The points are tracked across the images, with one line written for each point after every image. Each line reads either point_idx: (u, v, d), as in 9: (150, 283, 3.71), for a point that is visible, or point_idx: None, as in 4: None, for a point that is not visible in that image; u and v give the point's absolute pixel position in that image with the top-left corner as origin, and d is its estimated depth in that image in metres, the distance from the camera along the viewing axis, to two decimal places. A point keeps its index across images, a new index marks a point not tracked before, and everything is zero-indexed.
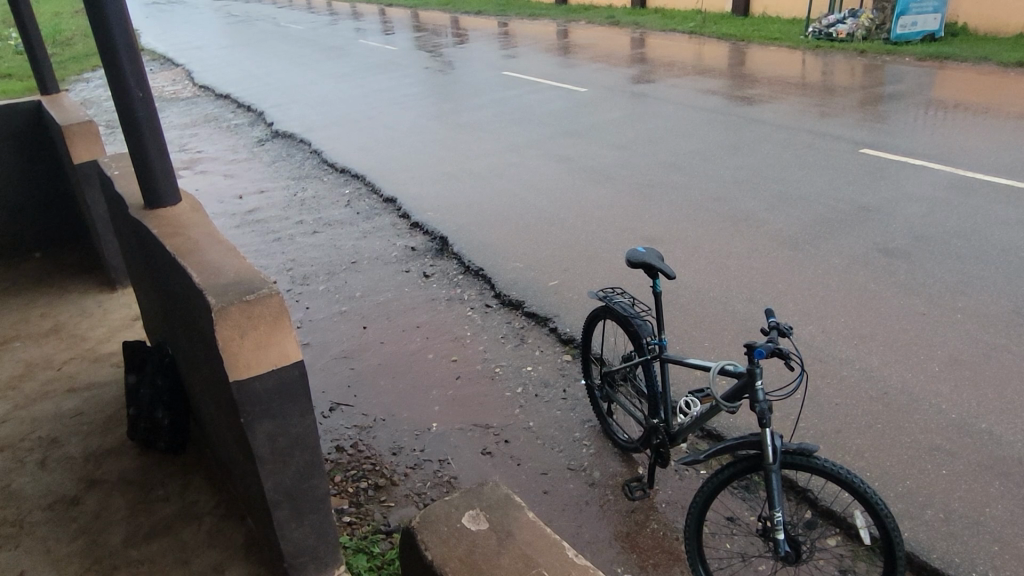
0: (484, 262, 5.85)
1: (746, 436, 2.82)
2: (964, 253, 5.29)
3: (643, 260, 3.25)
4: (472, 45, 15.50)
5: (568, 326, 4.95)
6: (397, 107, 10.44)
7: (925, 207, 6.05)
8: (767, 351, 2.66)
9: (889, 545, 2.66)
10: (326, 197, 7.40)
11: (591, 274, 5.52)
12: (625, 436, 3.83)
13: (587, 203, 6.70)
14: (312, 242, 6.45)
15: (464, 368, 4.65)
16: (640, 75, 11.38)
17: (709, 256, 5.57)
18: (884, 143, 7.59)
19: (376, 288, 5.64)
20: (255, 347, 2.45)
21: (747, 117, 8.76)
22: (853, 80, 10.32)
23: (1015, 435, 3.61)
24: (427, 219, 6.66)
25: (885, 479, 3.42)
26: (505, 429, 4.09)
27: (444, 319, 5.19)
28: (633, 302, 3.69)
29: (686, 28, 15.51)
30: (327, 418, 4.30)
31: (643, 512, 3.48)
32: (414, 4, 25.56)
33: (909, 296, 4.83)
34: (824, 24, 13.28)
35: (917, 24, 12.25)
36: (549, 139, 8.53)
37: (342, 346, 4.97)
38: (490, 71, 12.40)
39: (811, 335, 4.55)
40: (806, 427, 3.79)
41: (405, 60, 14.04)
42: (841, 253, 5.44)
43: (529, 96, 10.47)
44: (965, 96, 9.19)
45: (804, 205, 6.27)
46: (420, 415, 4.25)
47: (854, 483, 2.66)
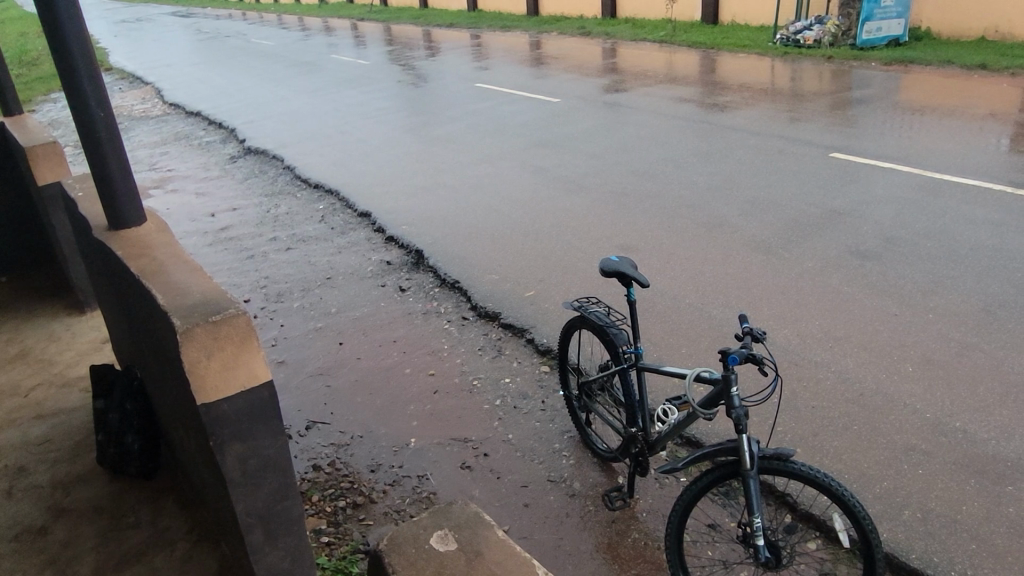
0: (460, 275, 5.82)
1: (724, 442, 2.83)
2: (932, 253, 5.37)
3: (616, 268, 3.25)
4: (445, 58, 15.54)
5: (545, 336, 4.94)
6: (370, 122, 10.39)
7: (894, 208, 6.14)
8: (740, 357, 2.66)
9: (868, 547, 2.67)
10: (299, 213, 7.34)
11: (567, 284, 5.52)
12: (604, 446, 3.82)
13: (562, 214, 6.70)
14: (286, 259, 6.38)
15: (442, 382, 4.61)
16: (613, 85, 11.46)
17: (684, 263, 5.59)
18: (853, 146, 7.69)
19: (351, 303, 5.59)
20: (221, 369, 2.41)
21: (718, 124, 8.84)
22: (821, 85, 10.47)
23: (989, 433, 3.65)
24: (401, 232, 6.62)
25: (862, 481, 3.44)
26: (484, 443, 4.06)
27: (420, 333, 5.15)
28: (608, 311, 3.69)
29: (657, 38, 15.67)
30: (303, 436, 4.24)
31: (624, 522, 3.46)
32: (386, 18, 25.57)
33: (882, 298, 4.88)
34: (790, 32, 13.48)
35: (881, 30, 12.46)
36: (523, 150, 8.54)
37: (318, 363, 4.91)
38: (463, 83, 12.42)
39: (786, 339, 4.57)
40: (783, 431, 3.80)
41: (378, 74, 14.02)
42: (815, 257, 5.49)
43: (502, 108, 10.49)
44: (930, 98, 9.36)
45: (776, 210, 6.33)
46: (398, 431, 4.21)
47: (831, 485, 2.67)
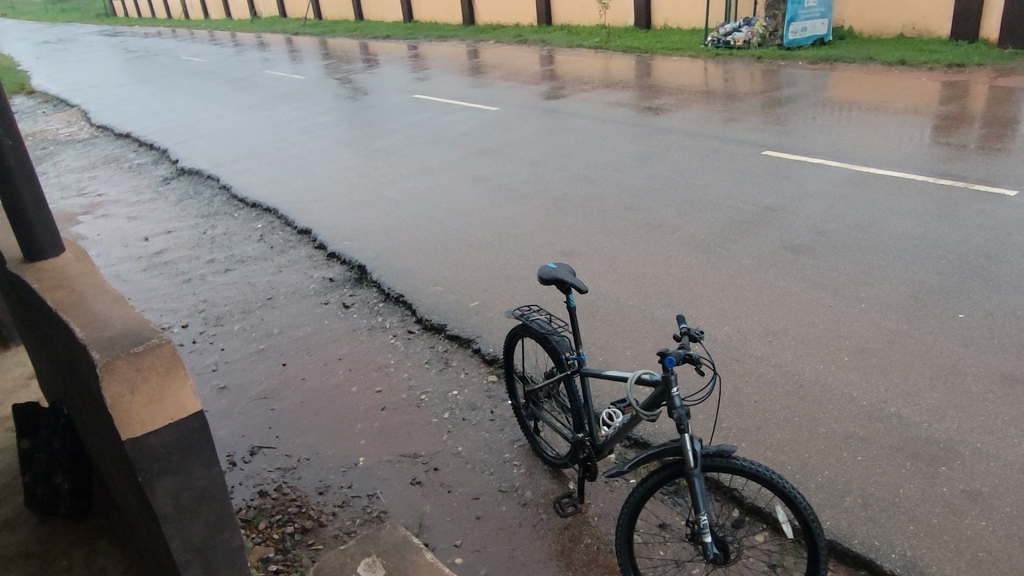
0: (404, 288, 5.77)
1: (668, 443, 2.86)
2: (863, 244, 5.54)
3: (555, 275, 3.26)
4: (383, 69, 15.45)
5: (491, 346, 4.93)
6: (307, 137, 10.25)
7: (825, 203, 6.32)
8: (677, 358, 2.69)
9: (810, 537, 2.73)
10: (236, 233, 7.18)
11: (511, 292, 5.53)
12: (553, 453, 3.83)
13: (505, 222, 6.71)
14: (225, 281, 6.23)
15: (389, 398, 4.56)
16: (551, 92, 11.56)
17: (626, 265, 5.65)
18: (785, 144, 7.90)
19: (293, 323, 5.49)
20: (147, 402, 2.33)
21: (655, 127, 8.99)
22: (753, 85, 10.75)
23: (921, 416, 3.78)
24: (343, 248, 6.54)
25: (805, 471, 3.51)
26: (434, 457, 4.02)
27: (366, 349, 5.09)
28: (550, 318, 3.70)
29: (592, 44, 15.87)
30: (248, 462, 4.13)
31: (576, 528, 3.47)
32: (321, 32, 25.30)
33: (817, 290, 5.01)
34: (721, 33, 13.82)
35: (806, 30, 12.86)
36: (463, 160, 8.53)
37: (261, 386, 4.80)
38: (402, 95, 12.35)
39: (726, 335, 4.66)
40: (727, 427, 3.87)
41: (315, 89, 13.85)
42: (752, 254, 5.61)
43: (442, 118, 10.48)
44: (855, 95, 9.70)
45: (712, 209, 6.45)
46: (345, 451, 4.14)
47: (772, 479, 2.72)
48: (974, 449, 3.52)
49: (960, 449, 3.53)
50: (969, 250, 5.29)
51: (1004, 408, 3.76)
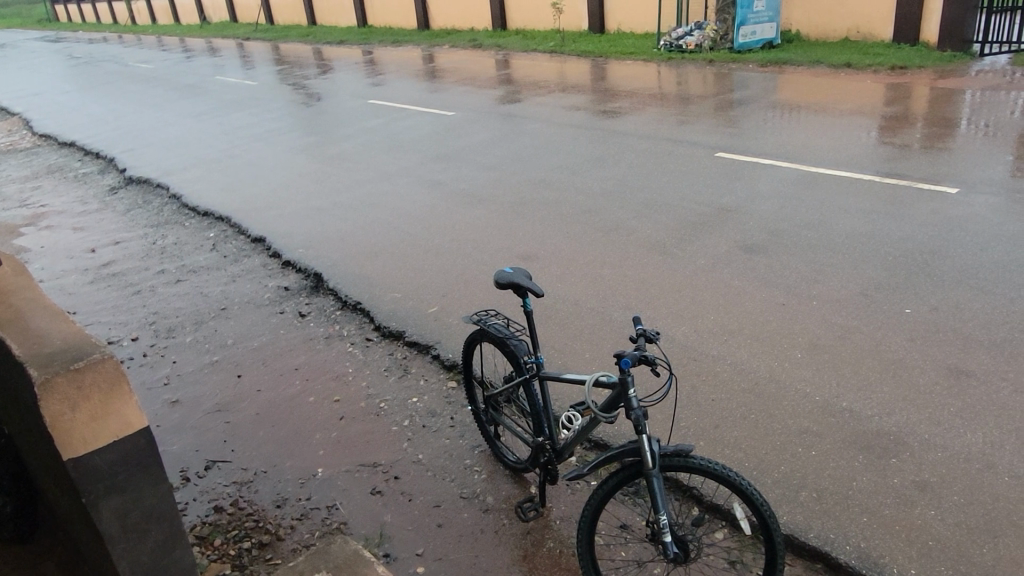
0: (361, 295, 5.71)
1: (627, 444, 2.87)
2: (814, 243, 5.66)
3: (511, 280, 3.25)
4: (337, 75, 15.29)
5: (450, 352, 4.91)
6: (260, 144, 10.09)
7: (776, 203, 6.44)
8: (633, 360, 2.71)
9: (768, 532, 2.77)
10: (188, 243, 7.02)
11: (470, 297, 5.51)
12: (514, 457, 3.82)
13: (462, 227, 6.69)
14: (176, 292, 6.08)
15: (348, 407, 4.49)
16: (507, 96, 11.58)
17: (584, 268, 5.68)
18: (737, 145, 8.04)
19: (248, 333, 5.38)
20: (89, 419, 2.28)
21: (610, 130, 9.07)
22: (705, 88, 10.92)
23: (872, 410, 3.87)
24: (298, 256, 6.44)
25: (762, 467, 3.57)
26: (395, 465, 3.98)
27: (323, 358, 5.01)
28: (508, 322, 3.70)
29: (547, 48, 15.95)
30: (202, 478, 4.03)
31: (538, 532, 3.46)
32: (273, 37, 24.96)
33: (770, 289, 5.10)
34: (673, 37, 14.02)
35: (755, 34, 13.13)
36: (420, 165, 8.49)
37: (215, 399, 4.69)
38: (357, 100, 12.25)
39: (683, 335, 4.71)
40: (685, 426, 3.90)
41: (268, 95, 13.64)
42: (707, 254, 5.68)
43: (397, 123, 10.41)
44: (803, 97, 9.92)
45: (667, 210, 6.52)
46: (304, 462, 4.06)
47: (729, 477, 2.76)
48: (922, 440, 3.62)
49: (909, 441, 3.63)
50: (914, 246, 5.45)
51: (950, 400, 3.87)
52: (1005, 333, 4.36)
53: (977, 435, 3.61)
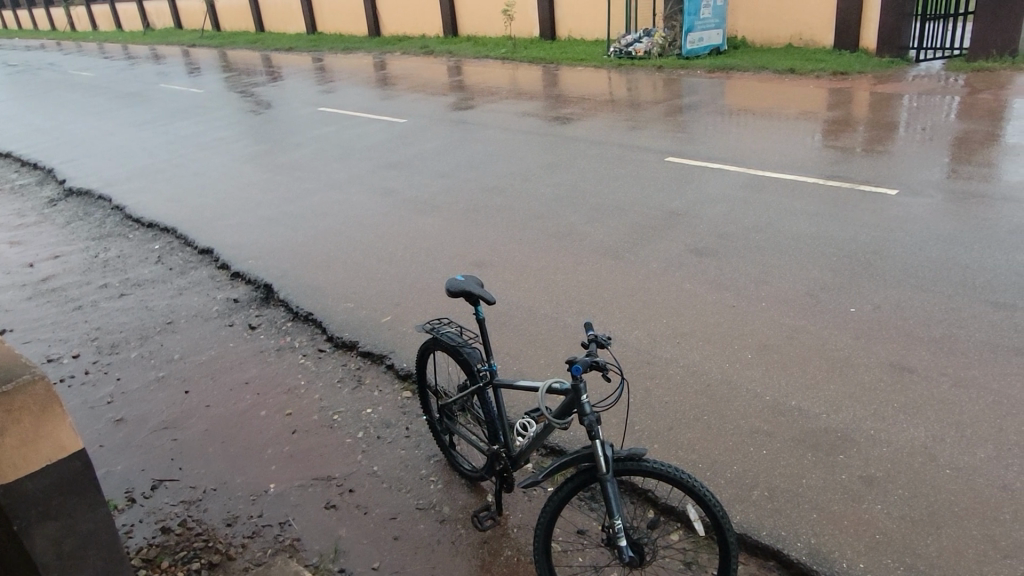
0: (313, 306, 5.62)
1: (581, 450, 2.87)
2: (762, 245, 5.78)
3: (463, 288, 3.23)
4: (287, 82, 15.09)
5: (404, 361, 4.86)
6: (207, 152, 9.88)
7: (725, 206, 6.56)
8: (584, 366, 2.71)
9: (721, 532, 2.80)
10: (132, 255, 6.82)
11: (424, 305, 5.47)
12: (470, 466, 3.80)
13: (416, 234, 6.64)
14: (120, 306, 5.90)
15: (301, 420, 4.41)
16: (459, 103, 11.57)
17: (538, 274, 5.69)
18: (686, 150, 8.17)
19: (196, 347, 5.25)
20: (20, 444, 2.25)
21: (562, 136, 9.13)
22: (655, 94, 11.09)
23: (820, 408, 3.95)
24: (247, 267, 6.32)
25: (715, 468, 3.61)
26: (349, 478, 3.91)
27: (274, 371, 4.91)
28: (461, 330, 3.68)
29: (499, 55, 15.99)
30: (149, 498, 3.90)
31: (496, 541, 3.44)
32: (220, 44, 24.51)
33: (720, 291, 5.19)
34: (622, 44, 14.20)
35: (703, 40, 13.36)
36: (372, 173, 8.41)
37: (162, 416, 4.56)
38: (307, 108, 12.10)
39: (636, 339, 4.75)
40: (640, 429, 3.93)
41: (216, 103, 13.39)
42: (658, 258, 5.75)
43: (349, 131, 10.31)
44: (750, 102, 10.14)
45: (620, 215, 6.59)
46: (255, 478, 3.97)
47: (683, 479, 2.78)
48: (868, 436, 3.71)
49: (855, 437, 3.72)
50: (857, 247, 5.61)
51: (894, 396, 3.98)
52: (944, 329, 4.50)
53: (920, 430, 3.72)
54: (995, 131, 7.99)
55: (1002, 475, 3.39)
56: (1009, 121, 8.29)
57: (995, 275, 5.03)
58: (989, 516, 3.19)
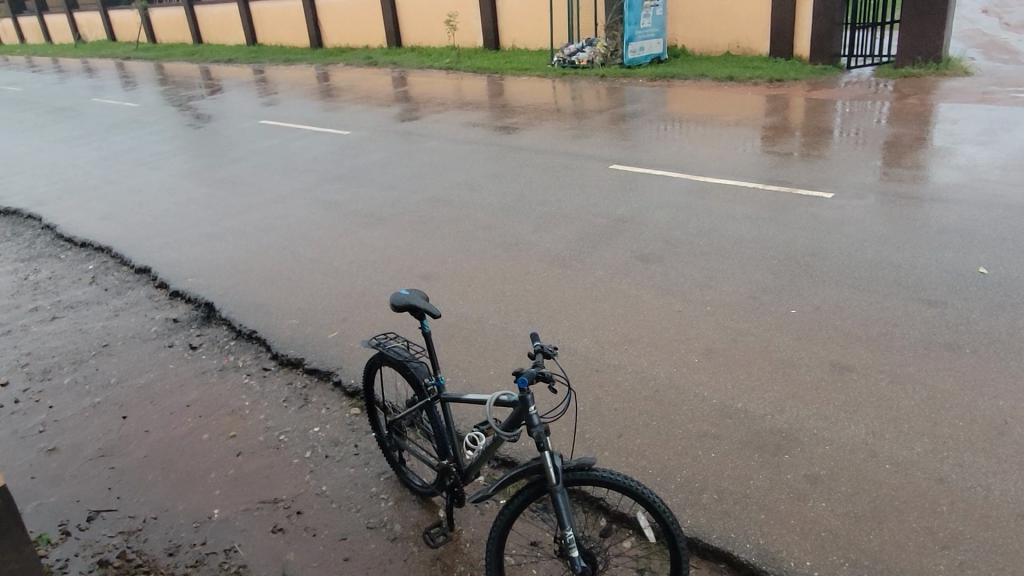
0: (256, 324, 5.49)
1: (531, 462, 2.86)
2: (705, 250, 5.88)
3: (407, 302, 3.19)
4: (227, 95, 14.79)
5: (352, 377, 4.78)
6: (144, 168, 9.60)
7: (669, 212, 6.66)
8: (530, 378, 2.70)
9: (671, 538, 2.82)
10: (64, 277, 6.56)
11: (371, 319, 5.40)
12: (421, 482, 3.75)
13: (362, 248, 6.56)
14: (52, 330, 5.66)
15: (245, 442, 4.28)
16: (404, 114, 11.50)
17: (486, 284, 5.67)
18: (630, 157, 8.28)
19: (133, 370, 5.06)
20: None
21: (508, 145, 9.15)
22: (599, 102, 11.23)
23: (765, 409, 4.02)
24: (187, 286, 6.14)
25: (665, 473, 3.64)
26: (297, 500, 3.81)
27: (217, 392, 4.77)
28: (407, 345, 3.63)
29: (443, 65, 15.98)
30: (84, 530, 3.73)
31: (448, 557, 3.39)
32: (156, 57, 23.90)
33: (666, 296, 5.25)
34: (565, 53, 14.35)
35: (644, 49, 13.58)
36: (316, 186, 8.29)
37: (98, 444, 4.38)
38: (248, 121, 11.87)
39: (585, 347, 4.77)
40: (590, 437, 3.94)
41: (152, 117, 13.03)
42: (605, 265, 5.80)
43: (292, 144, 10.15)
44: (691, 109, 10.35)
45: (566, 223, 6.63)
46: (198, 504, 3.84)
47: (632, 487, 2.79)
48: (812, 435, 3.79)
49: (799, 436, 3.79)
50: (797, 249, 5.75)
51: (835, 394, 4.08)
52: (880, 328, 4.63)
53: (860, 427, 3.81)
54: (922, 134, 8.30)
55: (939, 468, 3.50)
56: (936, 125, 8.63)
57: (925, 273, 5.22)
58: (927, 508, 3.28)
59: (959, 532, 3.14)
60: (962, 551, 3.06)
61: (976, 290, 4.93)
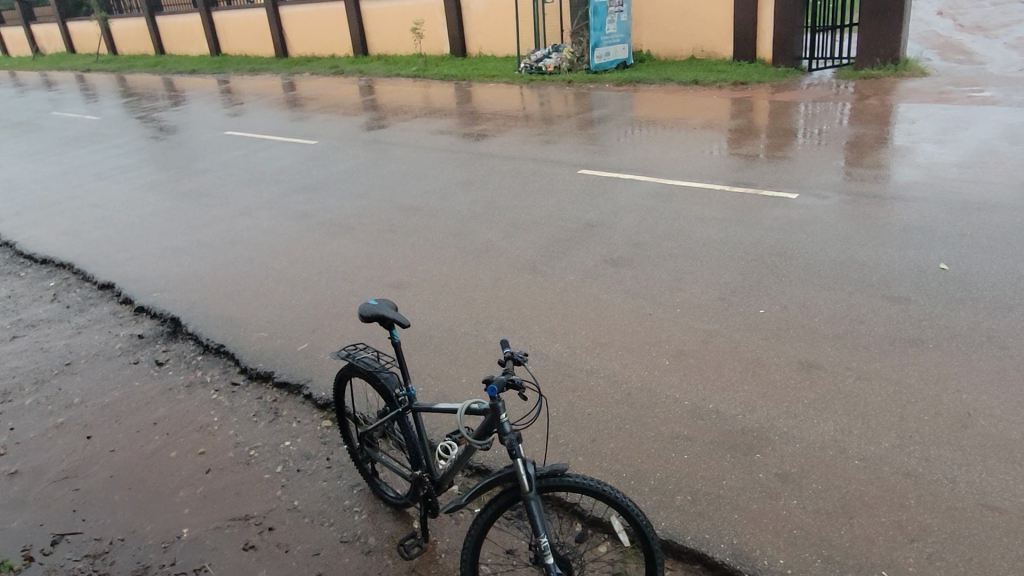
0: (224, 338, 5.41)
1: (504, 470, 2.84)
2: (674, 252, 5.93)
3: (376, 312, 3.16)
4: (191, 106, 14.61)
5: (323, 389, 4.73)
6: (106, 182, 9.42)
7: (638, 216, 6.70)
8: (500, 385, 2.68)
9: (645, 541, 2.82)
10: (24, 295, 6.41)
11: (341, 330, 5.35)
12: (394, 493, 3.71)
13: (331, 258, 6.50)
14: (12, 349, 5.53)
15: (215, 459, 4.21)
16: (372, 122, 11.44)
17: (457, 292, 5.65)
18: (599, 162, 8.33)
19: (97, 388, 4.95)
20: None
21: (477, 152, 9.16)
22: (566, 108, 11.28)
23: (736, 409, 4.05)
24: (152, 301, 6.03)
25: (639, 476, 3.64)
26: (269, 516, 3.75)
27: (185, 408, 4.69)
28: (377, 355, 3.60)
29: (410, 73, 15.95)
30: (48, 555, 3.63)
31: (424, 568, 3.36)
32: (118, 69, 23.53)
33: (637, 299, 5.28)
34: (532, 59, 14.40)
35: (610, 55, 13.68)
36: (284, 196, 8.21)
37: (61, 465, 4.27)
38: (213, 132, 11.73)
39: (557, 352, 4.77)
40: (564, 442, 3.93)
41: (114, 129, 12.82)
42: (575, 270, 5.81)
43: (258, 154, 10.05)
44: (657, 113, 10.45)
45: (536, 229, 6.64)
46: (166, 524, 3.76)
47: (605, 492, 2.78)
48: (782, 433, 3.83)
49: (770, 435, 3.83)
50: (764, 250, 5.82)
51: (804, 392, 4.12)
52: (847, 325, 4.70)
53: (829, 424, 3.86)
54: (883, 134, 8.47)
55: (906, 462, 3.55)
56: (896, 125, 8.80)
57: (888, 270, 5.31)
58: (896, 502, 3.33)
59: (927, 524, 3.19)
60: (930, 543, 3.10)
61: (937, 285, 5.03)
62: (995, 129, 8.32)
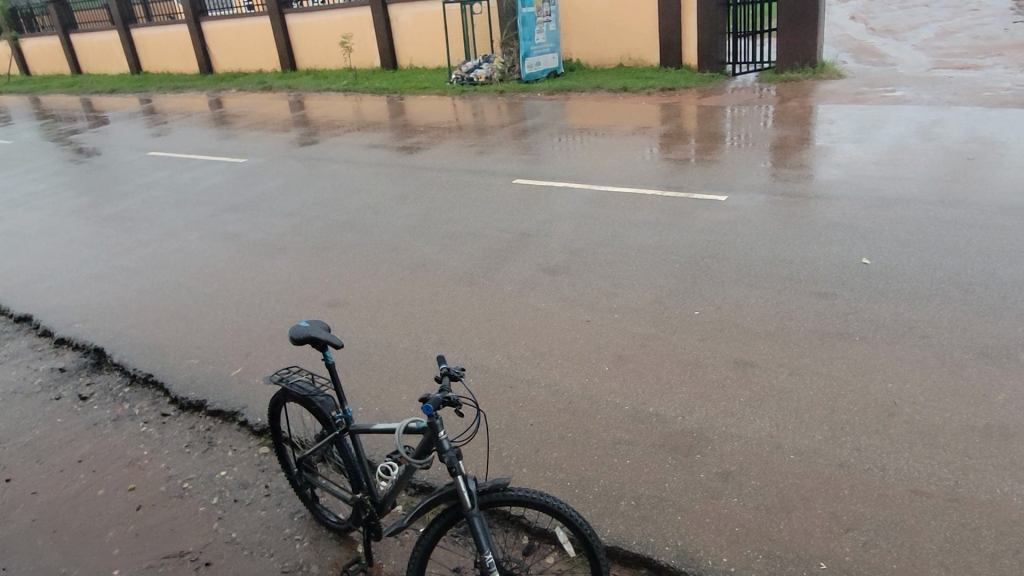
0: (152, 367, 5.20)
1: (446, 488, 2.79)
2: (610, 258, 5.99)
3: (308, 334, 3.08)
4: (112, 127, 14.10)
5: (258, 415, 4.59)
6: (21, 209, 8.98)
7: (573, 223, 6.75)
8: (437, 403, 2.64)
9: (590, 550, 2.82)
10: None
11: (275, 353, 5.21)
12: (336, 518, 3.61)
13: (263, 279, 6.34)
14: None
15: (146, 494, 4.03)
16: (303, 138, 11.25)
17: (394, 307, 5.58)
18: (533, 171, 8.37)
19: (15, 429, 4.69)
20: None
21: (411, 165, 9.09)
22: (499, 118, 11.33)
23: (676, 411, 4.10)
24: (74, 332, 5.77)
25: (583, 484, 3.65)
26: (205, 550, 3.61)
27: (112, 443, 4.48)
28: (312, 378, 3.52)
29: (341, 87, 15.76)
30: None
31: None
32: (32, 90, 22.57)
33: (575, 307, 5.30)
34: (463, 70, 14.41)
35: (540, 64, 13.80)
36: (213, 217, 7.98)
37: None
38: (136, 153, 11.33)
39: (497, 363, 4.74)
40: (507, 455, 3.91)
41: (29, 154, 12.26)
42: (512, 280, 5.81)
43: (185, 175, 9.76)
44: (588, 120, 10.59)
45: (473, 241, 6.62)
46: (95, 567, 3.57)
47: (549, 503, 2.76)
48: (720, 433, 3.89)
49: (709, 435, 3.88)
50: (698, 252, 5.93)
51: (740, 391, 4.21)
52: (778, 323, 4.82)
53: (765, 421, 3.95)
54: (804, 135, 8.76)
55: (839, 453, 3.65)
56: (816, 126, 9.13)
57: (814, 267, 5.48)
58: (831, 494, 3.42)
59: (861, 513, 3.28)
60: (864, 532, 3.19)
61: (862, 280, 5.21)
62: (908, 128, 8.71)
